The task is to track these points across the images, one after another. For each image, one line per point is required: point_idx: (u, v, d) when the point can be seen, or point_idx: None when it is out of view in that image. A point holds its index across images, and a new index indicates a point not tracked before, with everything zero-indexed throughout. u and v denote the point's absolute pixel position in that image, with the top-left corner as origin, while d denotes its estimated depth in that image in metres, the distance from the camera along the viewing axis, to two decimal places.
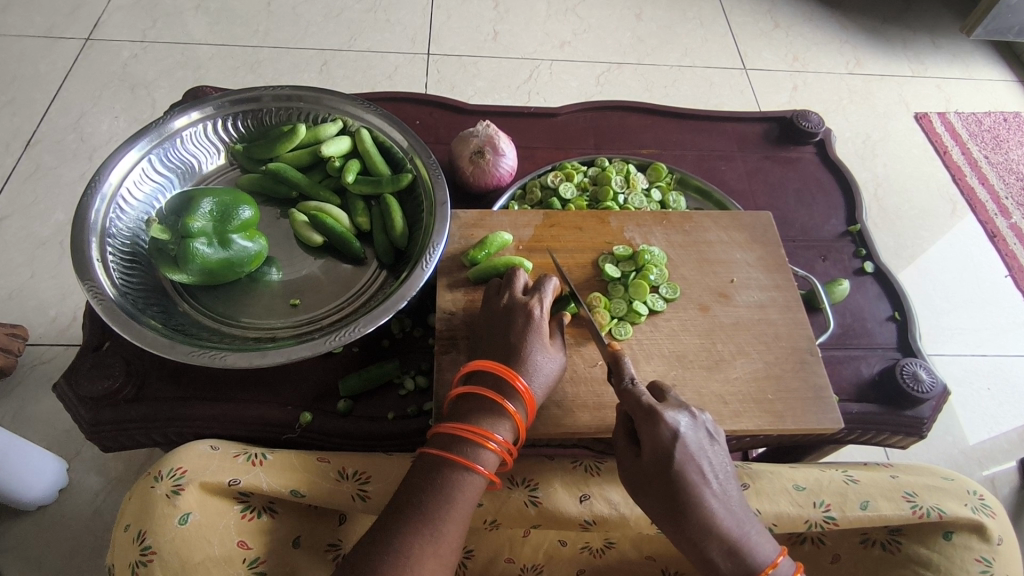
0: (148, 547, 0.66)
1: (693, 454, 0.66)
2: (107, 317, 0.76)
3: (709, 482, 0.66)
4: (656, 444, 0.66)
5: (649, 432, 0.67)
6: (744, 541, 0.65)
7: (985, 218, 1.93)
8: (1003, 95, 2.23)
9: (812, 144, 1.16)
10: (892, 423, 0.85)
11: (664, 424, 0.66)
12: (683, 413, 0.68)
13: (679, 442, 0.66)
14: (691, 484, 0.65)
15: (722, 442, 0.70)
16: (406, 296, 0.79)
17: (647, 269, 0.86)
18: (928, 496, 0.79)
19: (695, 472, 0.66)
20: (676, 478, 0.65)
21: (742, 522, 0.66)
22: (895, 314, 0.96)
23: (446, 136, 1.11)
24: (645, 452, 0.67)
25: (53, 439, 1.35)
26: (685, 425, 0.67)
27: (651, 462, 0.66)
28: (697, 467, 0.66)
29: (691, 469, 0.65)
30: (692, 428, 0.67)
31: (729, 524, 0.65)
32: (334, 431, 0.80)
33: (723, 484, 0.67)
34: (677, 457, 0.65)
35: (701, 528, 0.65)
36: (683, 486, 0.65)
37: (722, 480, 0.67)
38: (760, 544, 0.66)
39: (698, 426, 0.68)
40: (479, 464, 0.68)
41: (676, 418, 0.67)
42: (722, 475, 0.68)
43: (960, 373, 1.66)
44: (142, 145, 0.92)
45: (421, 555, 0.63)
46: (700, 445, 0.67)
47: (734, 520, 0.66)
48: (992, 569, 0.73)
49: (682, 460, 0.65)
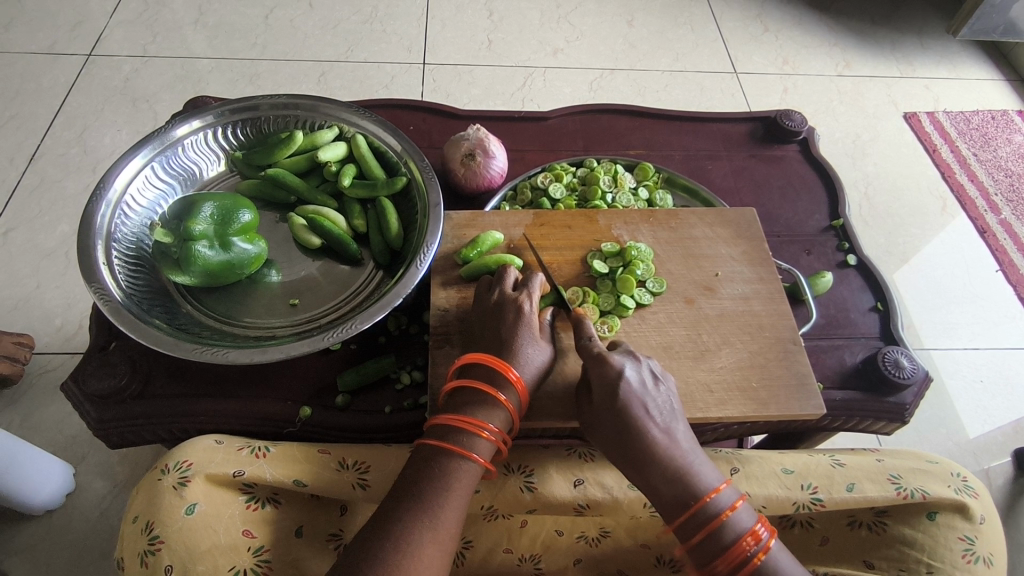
0: (156, 537, 0.69)
1: (636, 390, 0.73)
2: (114, 317, 0.79)
3: (653, 418, 0.72)
4: (603, 382, 0.73)
5: (596, 373, 0.74)
6: (686, 469, 0.70)
7: (975, 215, 1.96)
8: (991, 94, 2.27)
9: (796, 143, 1.19)
10: (875, 409, 0.88)
11: (609, 363, 0.73)
12: (628, 358, 0.75)
13: (623, 378, 0.72)
14: (635, 417, 0.71)
15: (671, 386, 0.76)
16: (401, 293, 0.82)
17: (634, 264, 0.89)
18: (913, 478, 0.81)
19: (639, 407, 0.72)
20: (621, 411, 0.72)
21: (686, 453, 0.71)
22: (877, 304, 0.98)
23: (439, 141, 1.14)
24: (595, 392, 0.74)
25: (59, 444, 1.38)
26: (630, 367, 0.74)
27: (601, 401, 0.73)
28: (641, 403, 0.72)
29: (635, 404, 0.72)
30: (637, 369, 0.74)
31: (671, 455, 0.70)
32: (335, 424, 0.83)
33: (668, 421, 0.72)
34: (621, 393, 0.72)
35: (644, 457, 0.70)
36: (627, 418, 0.71)
37: (667, 418, 0.73)
38: (702, 473, 0.70)
39: (643, 368, 0.75)
40: (474, 454, 0.71)
41: (621, 360, 0.74)
42: (668, 413, 0.73)
43: (952, 367, 1.68)
44: (145, 153, 0.96)
45: (420, 539, 0.65)
46: (645, 384, 0.73)
47: (676, 451, 0.71)
48: (975, 548, 0.76)
49: (626, 395, 0.72)
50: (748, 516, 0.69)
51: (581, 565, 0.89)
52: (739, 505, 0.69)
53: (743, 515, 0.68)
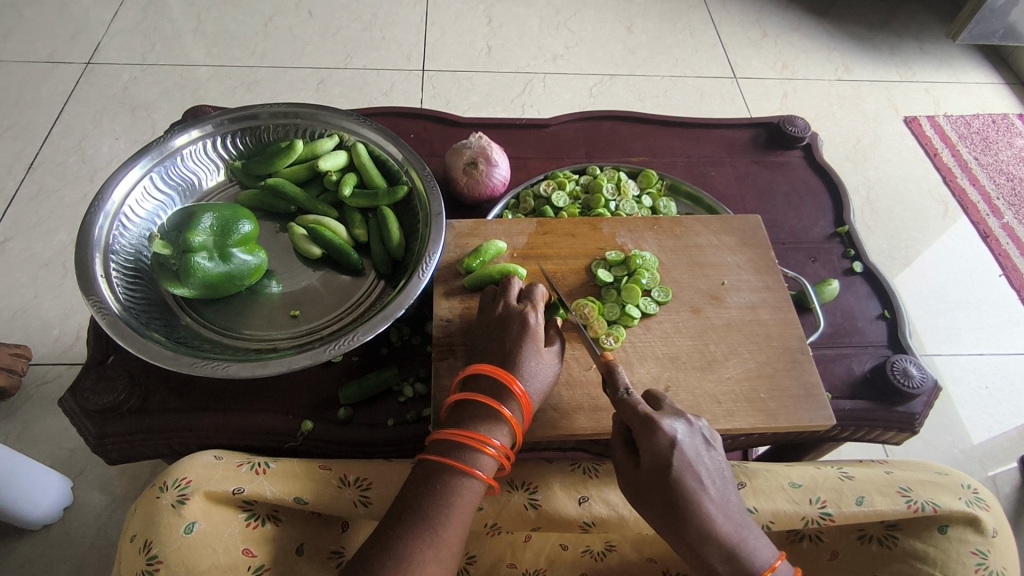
0: (155, 557, 0.67)
1: (689, 460, 0.68)
2: (112, 330, 0.77)
3: (706, 488, 0.67)
4: (654, 453, 0.68)
5: (645, 440, 0.68)
6: (742, 545, 0.66)
7: (977, 219, 1.95)
8: (991, 98, 2.27)
9: (799, 149, 1.18)
10: (885, 419, 0.86)
11: (660, 431, 0.68)
12: (678, 420, 0.70)
13: (675, 448, 0.67)
14: (689, 490, 0.66)
15: (720, 449, 0.72)
16: (403, 305, 0.81)
17: (639, 273, 0.88)
18: (923, 490, 0.79)
19: (692, 478, 0.67)
20: (673, 483, 0.67)
21: (741, 527, 0.67)
22: (885, 312, 0.97)
23: (441, 149, 1.13)
24: (643, 461, 0.69)
25: (57, 457, 1.36)
26: (680, 432, 0.69)
27: (650, 472, 0.68)
28: (695, 474, 0.67)
29: (689, 475, 0.67)
30: (688, 435, 0.69)
31: (727, 530, 0.66)
32: (336, 439, 0.81)
33: (721, 491, 0.68)
34: (674, 464, 0.67)
35: (699, 533, 0.66)
36: (680, 491, 0.66)
37: (720, 487, 0.69)
38: (758, 548, 0.66)
39: (695, 432, 0.70)
40: (476, 469, 0.69)
41: (672, 426, 0.69)
42: (719, 482, 0.69)
43: (957, 373, 1.67)
44: (143, 163, 0.95)
45: (422, 559, 0.64)
46: (697, 451, 0.69)
47: (730, 525, 0.66)
48: (988, 562, 0.74)
49: (679, 466, 0.67)
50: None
51: None
52: None
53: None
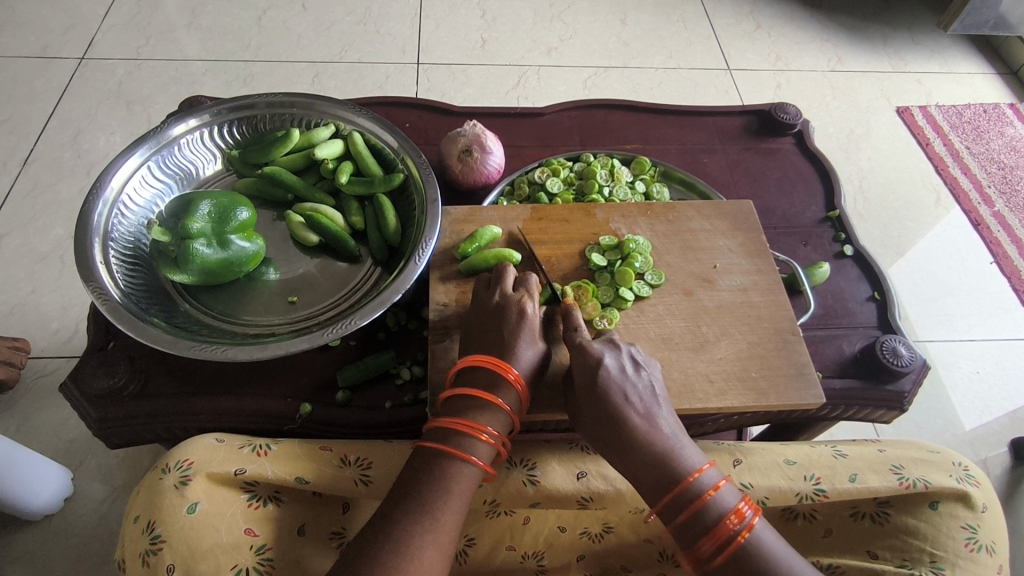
0: (158, 537, 0.69)
1: (618, 377, 0.72)
2: (112, 316, 0.78)
3: (633, 402, 0.72)
4: (583, 370, 0.73)
5: (577, 361, 0.74)
6: (670, 450, 0.69)
7: (968, 207, 1.97)
8: (983, 87, 2.28)
9: (790, 136, 1.19)
10: (874, 397, 0.88)
11: (588, 351, 0.73)
12: (610, 345, 0.75)
13: (600, 365, 0.72)
14: (615, 402, 0.71)
15: (657, 373, 0.76)
16: (400, 289, 0.82)
17: (632, 257, 0.89)
18: (915, 468, 0.81)
19: (618, 393, 0.71)
20: (601, 397, 0.71)
21: (670, 436, 0.70)
22: (874, 294, 0.99)
23: (436, 138, 1.14)
24: (576, 380, 0.74)
25: (56, 448, 1.37)
26: (608, 353, 0.74)
27: (582, 389, 0.73)
28: (621, 388, 0.72)
29: (615, 389, 0.72)
30: (619, 356, 0.74)
31: (655, 440, 0.70)
32: (335, 421, 0.83)
33: (652, 404, 0.72)
34: (600, 379, 0.72)
35: (629, 443, 0.70)
36: (608, 404, 0.71)
37: (648, 402, 0.72)
38: (686, 455, 0.69)
39: (624, 354, 0.75)
40: (472, 456, 0.71)
41: (599, 348, 0.74)
42: (652, 396, 0.73)
43: (949, 358, 1.69)
44: (141, 152, 0.95)
45: (419, 538, 0.65)
46: (627, 370, 0.73)
47: (657, 431, 0.70)
48: (977, 536, 0.76)
49: (604, 381, 0.72)
50: (731, 495, 0.68)
51: (585, 562, 0.89)
52: (722, 484, 0.68)
53: (726, 494, 0.68)
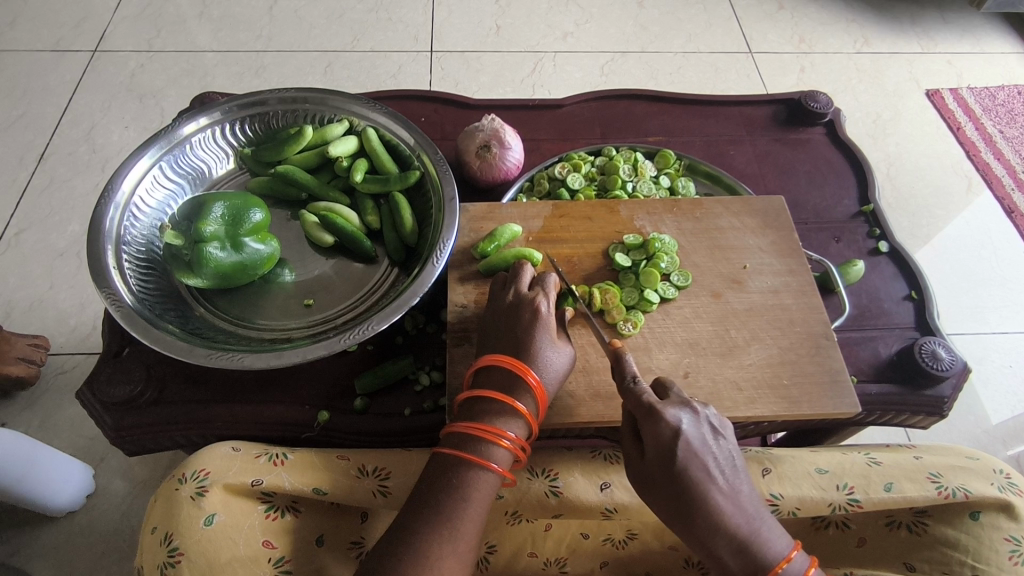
0: (176, 549, 0.68)
1: (697, 451, 0.67)
2: (126, 323, 0.77)
3: (715, 478, 0.66)
4: (659, 442, 0.67)
5: (651, 432, 0.68)
6: (755, 536, 0.65)
7: (1001, 194, 1.90)
8: (1017, 67, 2.19)
9: (821, 125, 1.14)
10: (912, 403, 0.85)
11: (664, 420, 0.67)
12: (685, 409, 0.69)
13: (681, 439, 0.66)
14: (696, 481, 0.66)
15: (731, 437, 0.71)
16: (418, 293, 0.80)
17: (657, 257, 0.86)
18: (953, 476, 0.77)
19: (699, 469, 0.66)
20: (680, 475, 0.66)
21: (752, 518, 0.66)
22: (912, 293, 0.95)
23: (452, 132, 1.11)
24: (648, 451, 0.68)
25: (76, 446, 1.37)
26: (686, 421, 0.68)
27: (655, 462, 0.67)
28: (702, 464, 0.66)
29: (696, 465, 0.66)
30: (694, 425, 0.68)
31: (740, 522, 0.65)
32: (352, 428, 0.81)
33: (732, 482, 0.67)
34: (679, 454, 0.66)
35: (710, 526, 0.65)
36: (688, 484, 0.66)
37: (729, 476, 0.68)
38: (772, 539, 0.65)
39: (702, 421, 0.69)
40: (492, 462, 0.68)
41: (677, 414, 0.68)
42: (730, 472, 0.68)
43: (980, 352, 1.64)
44: (153, 152, 0.93)
45: (441, 551, 0.63)
46: (705, 441, 0.68)
47: (740, 513, 0.66)
48: (1022, 548, 0.73)
49: (684, 455, 0.66)
50: None
51: (608, 569, 0.87)
52: (811, 571, 0.65)
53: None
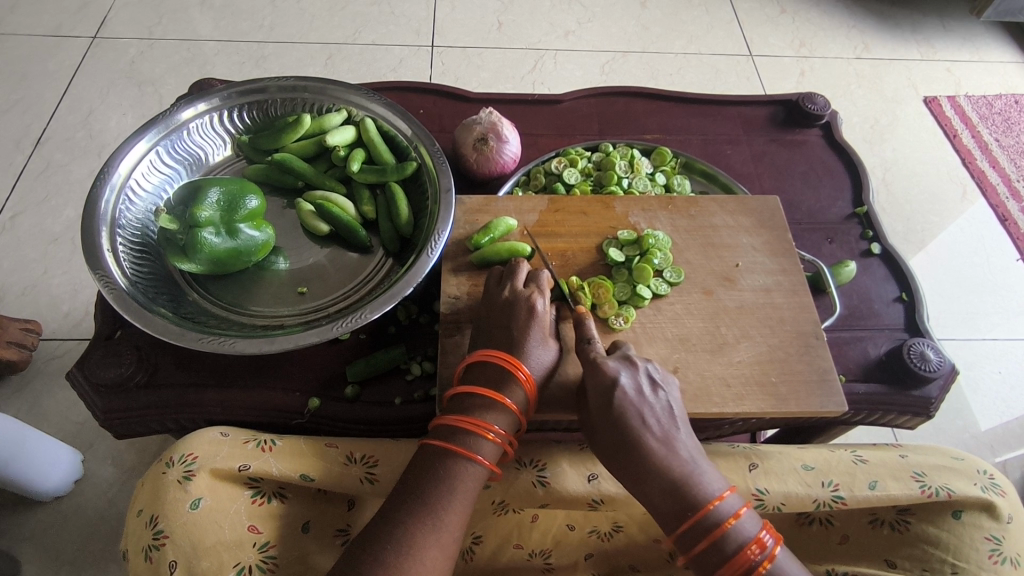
0: (161, 532, 0.68)
1: (632, 398, 0.70)
2: (119, 305, 0.77)
3: (651, 425, 0.69)
4: (597, 391, 0.70)
5: (591, 381, 0.71)
6: (688, 477, 0.66)
7: (996, 202, 1.91)
8: (1015, 76, 2.20)
9: (817, 127, 1.15)
10: (899, 403, 0.85)
11: (601, 370, 0.71)
12: (627, 362, 0.72)
13: (616, 387, 0.69)
14: (630, 426, 0.68)
15: (675, 391, 0.73)
16: (412, 282, 0.80)
17: (651, 253, 0.87)
18: (937, 475, 0.78)
19: (634, 414, 0.69)
20: (615, 420, 0.69)
21: (687, 461, 0.67)
22: (902, 295, 0.95)
23: (450, 125, 1.11)
24: (590, 400, 0.71)
25: (67, 430, 1.37)
26: (625, 371, 0.71)
27: (596, 409, 0.70)
28: (637, 410, 0.69)
29: (630, 411, 0.69)
30: (632, 375, 0.71)
31: (674, 463, 0.67)
32: (343, 416, 0.81)
33: (669, 428, 0.69)
34: (613, 400, 0.69)
35: (642, 467, 0.67)
36: (622, 428, 0.69)
37: (669, 425, 0.70)
38: (705, 481, 0.66)
39: (642, 373, 0.72)
40: (479, 455, 0.68)
41: (616, 366, 0.71)
42: (669, 420, 0.70)
43: (970, 358, 1.65)
44: (150, 136, 0.93)
45: (425, 541, 0.64)
46: (642, 390, 0.70)
47: (673, 456, 0.67)
48: (1002, 548, 0.73)
49: (619, 402, 0.69)
50: (751, 523, 0.65)
51: (592, 561, 0.87)
52: (744, 510, 0.65)
53: (748, 522, 0.65)
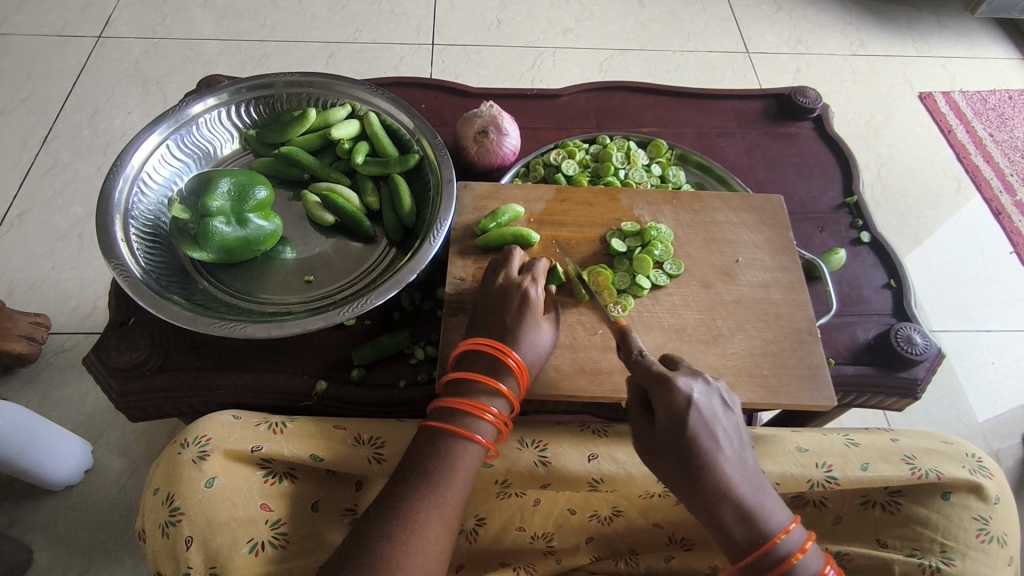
0: (177, 509, 0.71)
1: (706, 421, 0.68)
2: (134, 292, 0.80)
3: (724, 450, 0.68)
4: (670, 410, 0.68)
5: (663, 399, 0.69)
6: (757, 508, 0.67)
7: (989, 196, 1.94)
8: (1009, 73, 2.23)
9: (810, 120, 1.18)
10: (886, 384, 0.88)
11: (676, 389, 0.68)
12: (697, 380, 0.71)
13: (692, 407, 0.68)
14: (705, 450, 0.67)
15: (738, 412, 0.73)
16: (415, 269, 0.83)
17: (652, 245, 0.89)
18: (928, 459, 0.81)
19: (709, 439, 0.68)
20: (689, 443, 0.67)
21: (757, 490, 0.67)
22: (891, 282, 0.98)
23: (451, 118, 1.14)
24: (659, 417, 0.69)
25: (78, 422, 1.40)
26: (697, 391, 0.69)
27: (664, 428, 0.69)
28: (711, 434, 0.68)
29: (705, 435, 0.67)
30: (704, 395, 0.70)
31: (746, 494, 0.67)
32: (350, 399, 0.84)
33: (738, 453, 0.69)
34: (689, 422, 0.67)
35: (713, 495, 0.67)
36: (696, 451, 0.67)
37: (737, 449, 0.69)
38: (773, 513, 0.67)
39: (713, 394, 0.71)
40: (476, 435, 0.71)
41: (689, 384, 0.69)
42: (737, 445, 0.70)
43: (963, 348, 1.68)
44: (161, 130, 0.96)
45: (427, 516, 0.67)
46: (714, 411, 0.69)
47: (744, 484, 0.67)
48: (989, 528, 0.76)
49: (695, 423, 0.67)
50: (816, 557, 0.67)
51: (593, 544, 0.90)
52: (808, 544, 0.67)
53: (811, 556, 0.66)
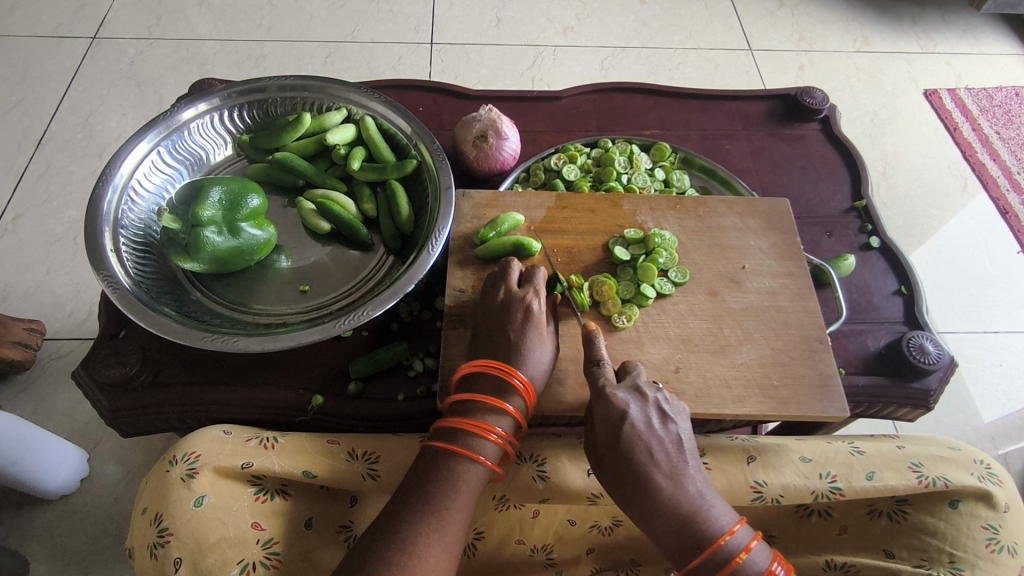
0: (165, 529, 0.69)
1: (641, 432, 0.70)
2: (123, 304, 0.78)
3: (659, 459, 0.69)
4: (605, 423, 0.70)
5: (599, 413, 0.71)
6: (697, 513, 0.66)
7: (996, 194, 1.91)
8: (1015, 68, 2.20)
9: (816, 121, 1.15)
10: (897, 395, 0.86)
11: (610, 402, 0.70)
12: (635, 391, 0.72)
13: (625, 418, 0.69)
14: (639, 461, 0.69)
15: (684, 420, 0.73)
16: (414, 279, 0.81)
17: (656, 252, 0.87)
18: (934, 465, 0.78)
19: (643, 449, 0.69)
20: (624, 454, 0.69)
21: (697, 496, 0.67)
22: (902, 288, 0.96)
23: (450, 122, 1.12)
24: (597, 430, 0.71)
25: (73, 430, 1.38)
26: (633, 403, 0.71)
27: (603, 441, 0.70)
28: (646, 444, 0.69)
29: (639, 445, 0.69)
30: (640, 407, 0.71)
31: (683, 500, 0.67)
32: (345, 413, 0.82)
33: (679, 461, 0.69)
34: (623, 434, 0.69)
35: (649, 503, 0.68)
36: (631, 462, 0.69)
37: (677, 457, 0.69)
38: (714, 516, 0.66)
39: (651, 405, 0.71)
40: (481, 456, 0.69)
41: (624, 396, 0.71)
42: (679, 453, 0.70)
43: (971, 350, 1.65)
44: (151, 137, 0.94)
45: (425, 537, 0.64)
46: (650, 422, 0.70)
47: (682, 490, 0.67)
48: (999, 536, 0.73)
49: (628, 434, 0.69)
50: (761, 556, 0.65)
51: (593, 555, 0.88)
52: (754, 544, 0.66)
53: (757, 555, 0.65)
